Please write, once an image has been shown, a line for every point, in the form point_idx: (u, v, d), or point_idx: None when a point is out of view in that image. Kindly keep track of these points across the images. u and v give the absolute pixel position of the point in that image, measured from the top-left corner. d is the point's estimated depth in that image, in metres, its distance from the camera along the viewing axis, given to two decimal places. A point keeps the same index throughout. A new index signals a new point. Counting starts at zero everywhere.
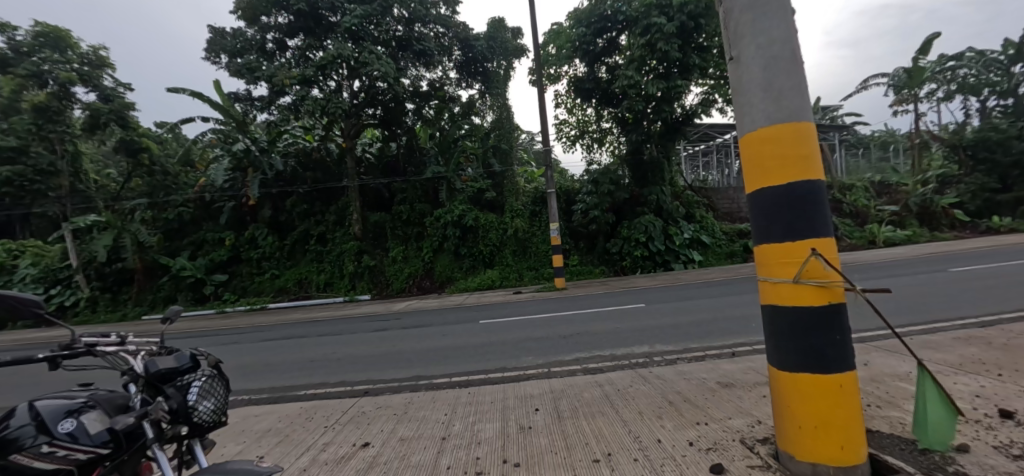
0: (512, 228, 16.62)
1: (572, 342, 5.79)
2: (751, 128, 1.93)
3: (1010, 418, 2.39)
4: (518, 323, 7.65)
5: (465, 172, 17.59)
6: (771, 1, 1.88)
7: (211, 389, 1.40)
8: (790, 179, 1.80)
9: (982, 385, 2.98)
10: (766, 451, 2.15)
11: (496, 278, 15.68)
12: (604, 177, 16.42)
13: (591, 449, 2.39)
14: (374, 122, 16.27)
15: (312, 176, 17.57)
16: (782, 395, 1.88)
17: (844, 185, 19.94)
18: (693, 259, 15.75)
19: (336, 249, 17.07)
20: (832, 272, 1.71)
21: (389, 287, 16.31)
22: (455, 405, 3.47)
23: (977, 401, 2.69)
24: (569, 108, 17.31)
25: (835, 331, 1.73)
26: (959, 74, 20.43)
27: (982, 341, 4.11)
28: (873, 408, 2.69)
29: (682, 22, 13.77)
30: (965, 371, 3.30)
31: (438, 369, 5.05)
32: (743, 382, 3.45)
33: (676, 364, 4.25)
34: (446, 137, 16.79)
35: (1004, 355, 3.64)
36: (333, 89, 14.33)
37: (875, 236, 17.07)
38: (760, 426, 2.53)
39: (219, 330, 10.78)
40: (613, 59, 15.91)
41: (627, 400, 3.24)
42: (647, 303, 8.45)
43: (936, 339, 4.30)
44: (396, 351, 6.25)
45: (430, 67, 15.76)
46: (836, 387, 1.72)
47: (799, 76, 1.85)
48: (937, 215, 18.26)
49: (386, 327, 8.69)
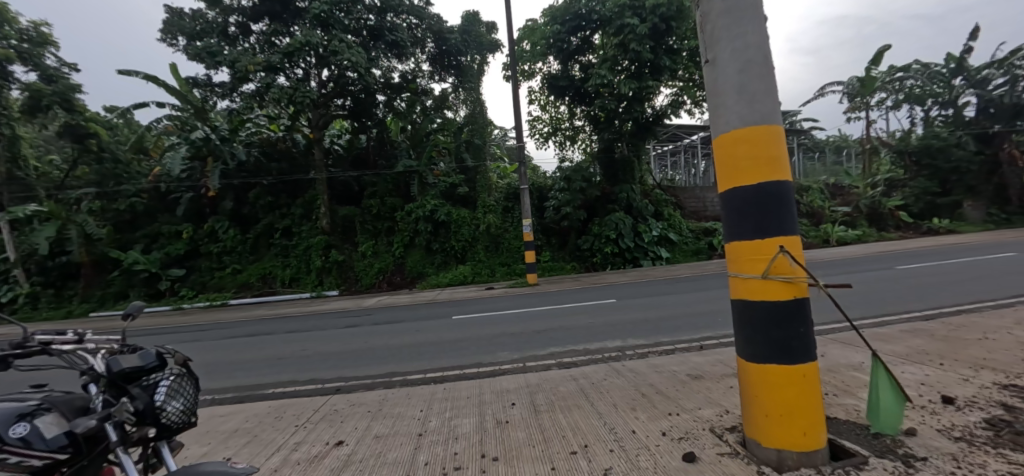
0: (484, 223, 16.61)
1: (546, 337, 5.85)
2: (724, 128, 2.00)
3: (951, 404, 2.59)
4: (491, 319, 7.63)
5: (438, 165, 17.38)
6: (747, 8, 1.93)
7: (180, 388, 1.33)
8: (760, 178, 1.86)
9: (925, 373, 3.22)
10: (734, 439, 2.25)
11: (469, 273, 15.56)
12: (576, 174, 16.54)
13: (568, 442, 2.42)
14: (343, 113, 15.80)
15: (277, 167, 16.92)
16: (749, 385, 1.96)
17: (802, 187, 20.99)
18: (662, 256, 16.06)
19: (302, 244, 16.55)
20: (798, 268, 1.80)
21: (358, 282, 15.90)
22: (431, 402, 3.43)
23: (921, 388, 2.90)
24: (542, 105, 17.62)
25: (799, 323, 1.82)
26: (905, 85, 21.98)
27: (926, 333, 4.42)
28: (831, 396, 2.86)
29: (654, 24, 14.05)
30: (911, 361, 3.55)
31: (411, 366, 4.97)
32: (712, 373, 3.59)
33: (647, 357, 4.37)
34: (418, 131, 16.73)
35: (944, 346, 3.94)
36: (301, 76, 13.86)
37: (829, 235, 18.08)
38: (728, 415, 2.64)
39: (177, 328, 10.23)
40: (586, 58, 16.07)
41: (603, 393, 3.30)
42: (618, 299, 8.64)
43: (885, 331, 4.61)
44: (366, 348, 6.13)
45: (402, 59, 15.53)
46: (800, 376, 1.81)
47: (771, 81, 1.92)
48: (885, 216, 19.58)
49: (357, 323, 8.53)
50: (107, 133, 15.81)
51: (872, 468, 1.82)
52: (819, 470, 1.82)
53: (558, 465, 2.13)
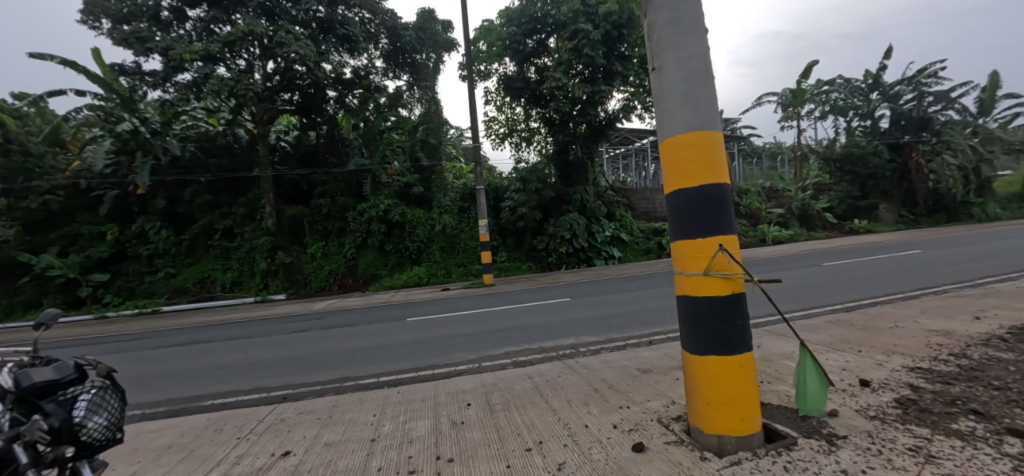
0: (439, 224, 16.41)
1: (501, 337, 5.88)
2: (669, 132, 2.08)
3: (867, 386, 2.85)
4: (446, 320, 7.57)
5: (391, 164, 16.98)
6: (690, 21, 2.04)
7: (103, 402, 1.24)
8: (703, 181, 1.96)
9: (846, 360, 3.53)
10: (678, 427, 2.36)
11: (423, 274, 15.41)
12: (532, 176, 16.63)
13: (524, 439, 2.44)
14: (291, 108, 15.11)
15: (216, 163, 15.87)
16: (693, 376, 2.06)
17: (742, 189, 22.43)
18: (614, 256, 16.60)
19: (244, 245, 15.68)
20: (735, 265, 1.92)
21: (307, 285, 15.28)
22: (384, 406, 3.35)
23: (842, 373, 3.18)
24: (497, 106, 17.69)
25: (737, 316, 1.94)
26: (830, 97, 24.04)
27: (847, 324, 4.86)
28: (765, 383, 3.07)
29: (607, 31, 14.50)
30: (834, 349, 3.89)
31: (365, 370, 4.82)
32: (659, 367, 3.75)
33: (600, 353, 4.50)
34: (371, 128, 16.32)
35: (861, 334, 4.35)
36: (243, 68, 13.16)
37: (764, 235, 19.47)
38: (674, 405, 2.77)
39: (100, 338, 9.30)
40: (542, 60, 16.32)
41: (557, 390, 3.36)
42: (572, 298, 8.85)
43: (812, 323, 5.03)
44: (314, 354, 5.88)
45: (354, 54, 15.06)
46: (738, 366, 1.93)
47: (712, 89, 2.03)
48: (813, 217, 21.38)
49: (305, 328, 8.17)
50: (16, 123, 14.14)
51: (799, 448, 1.97)
52: (754, 452, 1.95)
53: (513, 462, 2.14)
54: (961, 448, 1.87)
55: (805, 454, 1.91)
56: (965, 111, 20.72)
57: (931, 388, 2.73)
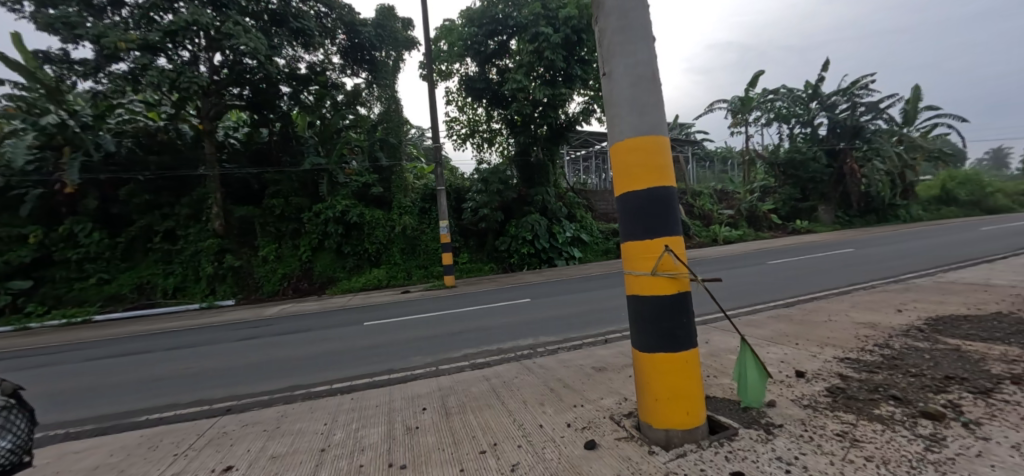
0: (399, 225, 16.16)
1: (459, 339, 5.86)
2: (618, 137, 2.14)
3: (802, 377, 3.06)
4: (404, 323, 7.49)
5: (350, 164, 16.65)
6: (637, 29, 2.12)
7: (10, 424, 1.20)
8: (651, 184, 2.03)
9: (784, 352, 3.77)
10: (629, 422, 2.44)
11: (382, 277, 15.09)
12: (493, 177, 16.40)
13: (478, 441, 2.44)
14: (240, 104, 14.45)
15: (156, 160, 14.86)
16: (643, 373, 2.13)
17: (695, 192, 23.30)
18: (574, 256, 16.91)
19: (189, 248, 14.89)
20: (680, 265, 2.00)
21: (259, 290, 14.56)
22: (336, 414, 3.25)
23: (781, 365, 3.39)
24: (459, 106, 17.62)
25: (683, 314, 2.03)
26: (775, 105, 25.57)
27: (788, 318, 5.19)
28: (711, 377, 3.22)
29: (567, 35, 14.76)
30: (774, 342, 4.14)
31: (319, 377, 4.68)
32: (613, 365, 3.86)
33: (556, 353, 4.58)
34: (327, 126, 15.80)
35: (798, 327, 4.67)
36: (187, 60, 12.47)
37: (716, 235, 20.45)
38: (625, 402, 2.86)
39: (17, 352, 8.42)
40: (503, 62, 16.45)
41: (513, 391, 3.39)
42: (533, 298, 8.96)
43: (756, 318, 5.34)
44: (265, 361, 5.64)
45: (309, 49, 14.61)
46: (685, 362, 2.01)
47: (658, 96, 2.11)
48: (760, 218, 22.70)
49: (256, 334, 7.83)
50: None
51: (739, 438, 2.09)
52: (698, 444, 2.05)
53: (466, 466, 2.13)
54: (881, 432, 2.04)
55: (744, 443, 2.03)
56: (892, 121, 22.68)
57: (858, 376, 2.97)
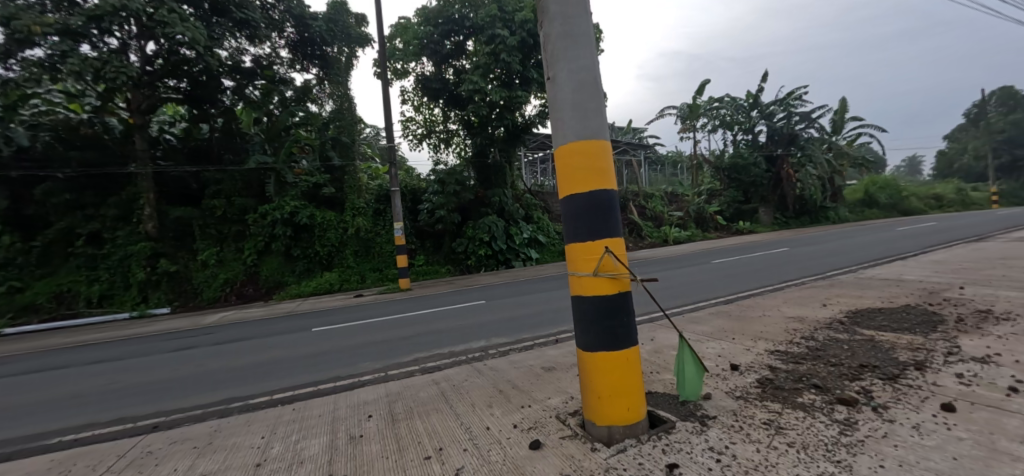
0: (352, 227, 15.69)
1: (410, 343, 5.82)
2: (562, 140, 2.18)
3: (736, 370, 3.27)
4: (355, 328, 7.33)
5: (299, 163, 15.91)
6: (579, 36, 2.17)
7: None
8: (593, 187, 2.10)
9: (722, 347, 4.01)
10: (574, 421, 2.51)
11: (334, 281, 14.57)
12: (450, 178, 16.68)
13: (424, 447, 2.42)
14: (177, 97, 13.77)
15: (79, 157, 13.56)
16: (587, 372, 2.19)
17: (647, 195, 24.01)
18: (532, 257, 17.10)
19: (116, 253, 13.69)
20: (620, 266, 2.08)
21: (198, 297, 13.67)
22: (275, 426, 3.12)
23: (718, 359, 3.60)
24: (415, 106, 17.25)
25: (624, 313, 2.12)
26: (719, 113, 26.41)
27: (727, 314, 5.54)
28: (654, 373, 3.37)
29: (523, 37, 14.95)
30: (715, 338, 4.40)
31: (262, 387, 4.49)
32: (563, 364, 3.97)
33: (508, 355, 4.64)
34: (275, 124, 15.15)
35: (735, 323, 4.99)
36: (115, 48, 11.62)
37: (667, 235, 21.37)
38: (572, 401, 2.95)
39: None
40: (460, 62, 16.23)
41: (462, 394, 3.40)
42: (487, 300, 9.02)
43: (699, 315, 5.65)
44: (202, 373, 5.33)
45: (255, 42, 14.21)
46: (625, 360, 2.10)
47: (600, 101, 2.18)
48: (707, 219, 23.92)
49: (192, 344, 7.39)
50: None
51: (676, 431, 2.22)
52: (638, 438, 2.15)
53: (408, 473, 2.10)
54: (803, 419, 2.23)
55: (681, 436, 2.15)
56: (823, 130, 24.56)
57: (785, 367, 3.21)
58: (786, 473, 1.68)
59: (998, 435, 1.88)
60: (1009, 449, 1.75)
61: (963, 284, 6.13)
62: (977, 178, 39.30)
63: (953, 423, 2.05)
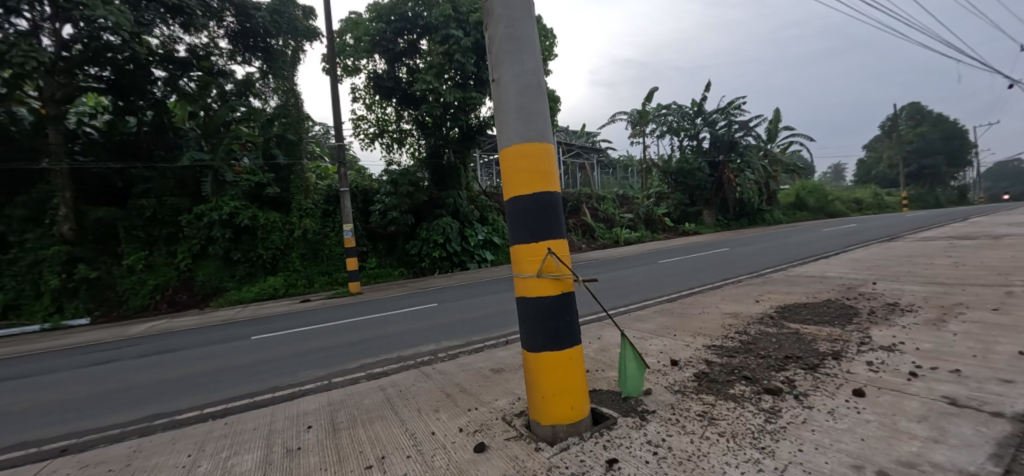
0: (299, 229, 15.08)
1: (356, 349, 5.68)
2: (506, 142, 2.20)
3: (675, 365, 3.45)
4: (300, 335, 7.04)
5: (240, 161, 15.09)
6: (523, 40, 2.20)
7: None
8: (538, 189, 2.14)
9: (664, 343, 4.23)
10: (519, 422, 2.56)
11: (279, 286, 13.91)
12: (403, 179, 16.43)
13: (365, 456, 2.36)
14: (98, 86, 12.69)
15: None
16: (532, 372, 2.24)
17: (599, 197, 24.99)
18: (487, 259, 17.11)
19: (24, 258, 12.22)
20: (562, 267, 2.15)
21: (123, 306, 12.54)
22: (204, 443, 2.93)
23: (660, 355, 3.79)
24: (367, 104, 16.60)
25: (567, 313, 2.19)
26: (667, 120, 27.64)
27: (670, 311, 5.84)
28: (599, 371, 3.50)
29: (477, 39, 15.07)
30: (658, 335, 4.62)
31: (192, 401, 4.22)
32: (511, 366, 4.03)
33: (457, 357, 4.65)
34: (212, 119, 14.39)
35: (676, 320, 5.28)
36: (25, 31, 10.50)
37: (618, 236, 22.19)
38: (518, 402, 3.00)
39: None
40: (414, 61, 16.05)
41: (407, 400, 3.36)
42: (439, 302, 8.97)
43: (644, 313, 5.93)
44: (122, 389, 4.92)
45: (192, 30, 13.43)
46: (568, 358, 2.17)
47: (543, 105, 2.22)
48: (655, 221, 24.98)
49: (111, 358, 6.78)
50: None
51: (617, 427, 2.32)
52: (581, 436, 2.23)
53: None
54: (734, 409, 2.40)
55: (621, 431, 2.26)
56: (759, 137, 26.05)
57: (720, 361, 3.44)
58: (717, 462, 1.81)
59: (899, 416, 2.13)
60: (908, 429, 1.98)
61: (876, 280, 6.81)
62: (889, 184, 43.70)
63: (862, 407, 2.29)
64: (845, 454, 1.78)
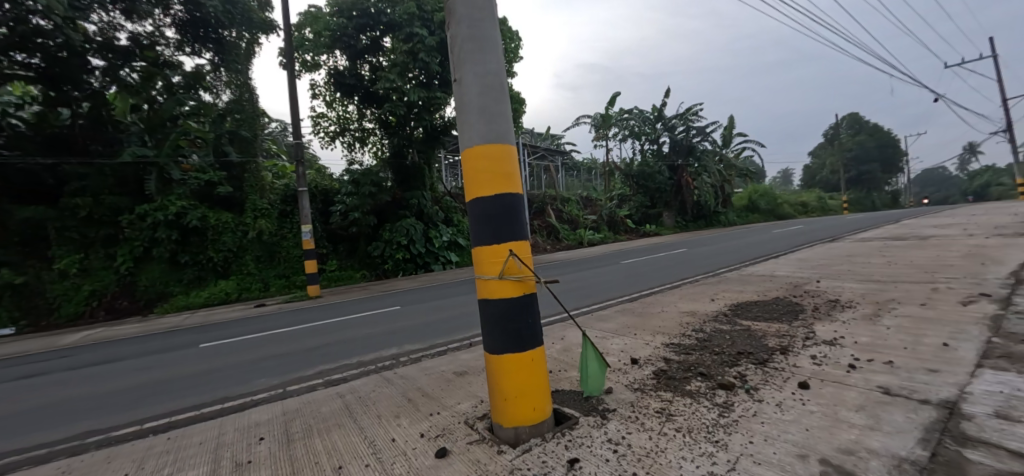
0: (254, 230, 14.50)
1: (315, 355, 5.51)
2: (469, 143, 2.20)
3: (635, 363, 3.56)
4: (255, 341, 6.74)
5: (188, 158, 14.43)
6: (485, 40, 2.21)
7: None
8: (500, 190, 2.15)
9: (625, 342, 4.36)
10: (482, 425, 2.58)
11: (231, 290, 13.35)
12: (366, 178, 16.00)
13: (322, 467, 2.30)
14: (26, 74, 11.63)
15: None
16: (493, 374, 2.25)
17: (563, 199, 25.29)
18: (451, 260, 17.08)
19: None
20: (524, 268, 2.18)
21: (53, 314, 11.54)
22: (142, 460, 2.75)
23: (621, 354, 3.89)
24: (327, 101, 15.99)
25: (528, 314, 2.22)
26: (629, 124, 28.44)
27: (630, 311, 6.03)
28: (561, 372, 3.56)
29: (442, 39, 15.04)
30: (619, 334, 4.76)
31: (132, 415, 3.95)
32: (475, 368, 4.04)
33: (420, 361, 4.61)
34: (157, 113, 13.55)
35: (636, 319, 5.45)
36: None
37: (581, 237, 22.66)
38: (481, 405, 3.02)
39: None
40: (377, 59, 15.70)
41: (367, 406, 3.29)
42: (404, 305, 8.84)
43: (605, 312, 6.08)
44: (51, 405, 4.53)
45: (135, 17, 12.59)
46: (529, 360, 2.20)
47: (506, 106, 2.24)
48: (618, 223, 25.64)
49: (38, 372, 6.22)
50: None
51: (578, 427, 2.37)
52: (543, 436, 2.27)
53: None
54: (690, 405, 2.51)
55: (582, 430, 2.31)
56: (715, 143, 27.49)
57: (677, 358, 3.58)
58: (674, 457, 1.89)
59: (840, 406, 2.30)
60: (847, 418, 2.15)
61: (820, 278, 7.30)
62: (830, 188, 46.97)
63: (806, 399, 2.45)
64: (791, 443, 1.91)
